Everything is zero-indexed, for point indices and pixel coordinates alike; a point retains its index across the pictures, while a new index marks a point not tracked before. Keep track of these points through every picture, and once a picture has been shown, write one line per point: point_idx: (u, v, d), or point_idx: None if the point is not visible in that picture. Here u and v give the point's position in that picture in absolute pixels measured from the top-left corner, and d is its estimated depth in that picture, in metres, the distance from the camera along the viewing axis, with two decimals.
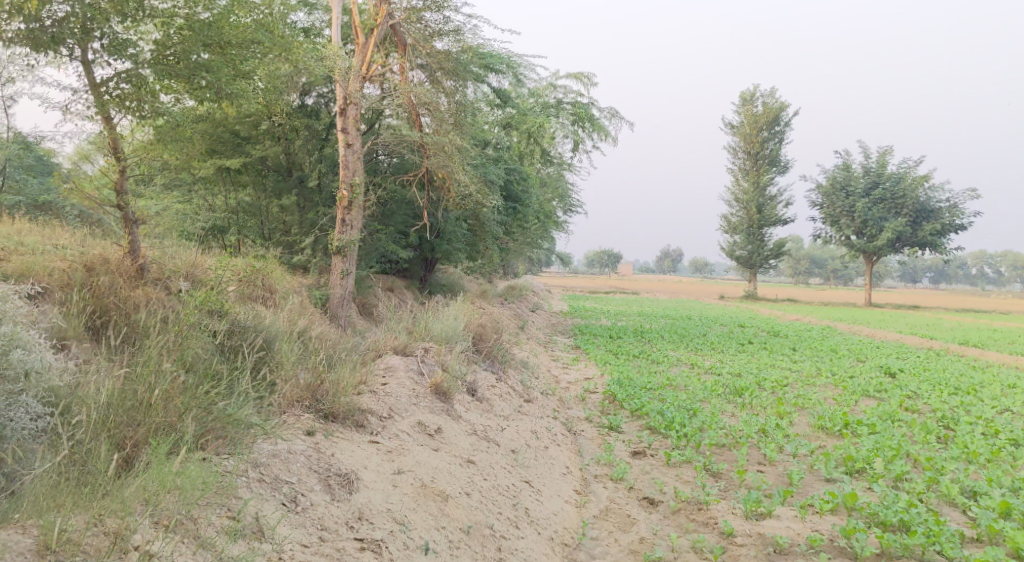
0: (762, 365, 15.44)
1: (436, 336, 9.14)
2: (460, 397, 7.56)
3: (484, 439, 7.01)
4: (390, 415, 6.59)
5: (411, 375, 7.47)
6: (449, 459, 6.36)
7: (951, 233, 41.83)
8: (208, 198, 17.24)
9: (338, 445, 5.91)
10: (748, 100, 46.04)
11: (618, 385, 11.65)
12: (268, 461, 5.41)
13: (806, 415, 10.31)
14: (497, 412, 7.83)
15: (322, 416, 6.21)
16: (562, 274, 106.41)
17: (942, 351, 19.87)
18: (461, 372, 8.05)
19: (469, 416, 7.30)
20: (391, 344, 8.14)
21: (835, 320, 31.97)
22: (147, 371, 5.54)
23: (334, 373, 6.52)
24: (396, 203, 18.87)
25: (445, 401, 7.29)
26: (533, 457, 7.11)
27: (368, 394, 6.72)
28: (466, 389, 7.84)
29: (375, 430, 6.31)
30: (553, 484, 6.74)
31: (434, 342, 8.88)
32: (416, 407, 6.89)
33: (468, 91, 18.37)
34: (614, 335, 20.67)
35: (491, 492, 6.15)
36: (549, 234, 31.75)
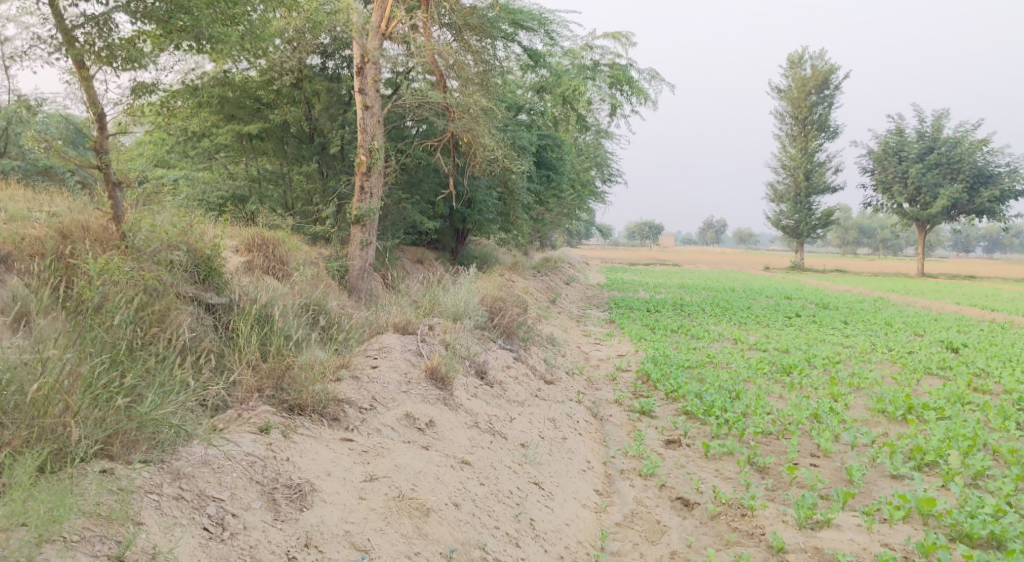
0: (810, 340, 14.34)
1: (449, 311, 8.32)
2: (464, 382, 6.74)
3: (488, 433, 6.17)
4: (372, 406, 5.79)
5: (410, 357, 6.68)
6: (438, 459, 5.51)
7: (1011, 198, 39.65)
8: (228, 167, 16.45)
9: (299, 447, 5.10)
10: (795, 62, 44.00)
11: (654, 363, 10.73)
12: (198, 470, 4.59)
13: (864, 398, 9.27)
14: (508, 398, 6.99)
15: (287, 409, 5.44)
16: (603, 246, 104.91)
17: (1008, 323, 18.43)
18: (470, 352, 7.24)
19: (474, 404, 6.47)
20: (392, 320, 7.33)
21: (887, 291, 30.43)
22: (45, 359, 4.69)
23: (304, 358, 5.76)
24: (422, 171, 18.08)
25: (445, 387, 6.47)
26: (545, 453, 6.24)
27: (348, 381, 5.96)
28: (473, 373, 7.02)
29: (350, 425, 5.52)
30: (567, 486, 5.87)
31: (442, 318, 8.09)
32: (406, 397, 6.09)
33: (496, 51, 17.36)
34: (652, 308, 19.68)
35: (484, 501, 5.28)
36: (588, 204, 30.71)
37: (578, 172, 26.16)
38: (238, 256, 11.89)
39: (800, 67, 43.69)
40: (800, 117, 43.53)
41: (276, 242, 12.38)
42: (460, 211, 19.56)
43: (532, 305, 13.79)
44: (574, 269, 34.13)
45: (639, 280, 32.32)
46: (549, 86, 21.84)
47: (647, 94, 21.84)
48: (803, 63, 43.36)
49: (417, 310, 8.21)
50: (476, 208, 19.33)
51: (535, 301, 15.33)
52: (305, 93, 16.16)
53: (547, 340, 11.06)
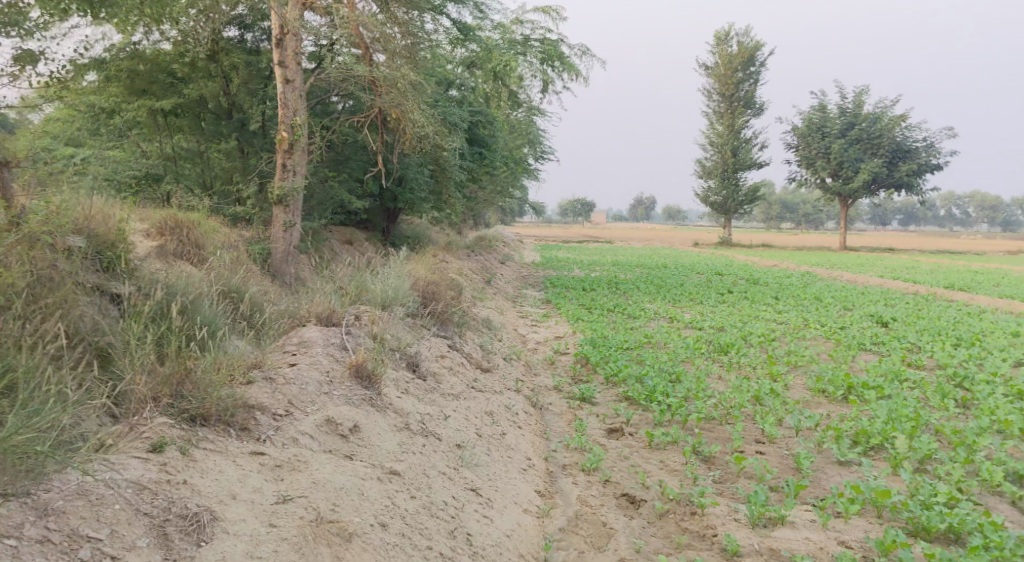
0: (744, 317, 14.35)
1: (378, 298, 7.81)
2: (393, 377, 6.28)
3: (419, 434, 5.75)
4: (287, 412, 5.30)
5: (333, 353, 6.19)
6: (364, 469, 5.06)
7: (927, 173, 41.04)
8: (138, 144, 15.47)
9: (200, 465, 4.59)
10: (722, 40, 44.40)
11: (592, 345, 10.47)
12: (71, 505, 4.04)
13: (802, 377, 9.20)
14: (442, 392, 6.56)
15: (188, 419, 4.93)
16: (535, 224, 104.90)
17: (930, 296, 18.92)
18: (400, 343, 6.78)
19: (404, 403, 6.02)
20: (315, 310, 6.78)
21: (812, 265, 31.11)
22: None
23: (209, 360, 5.21)
24: (348, 148, 17.37)
25: (370, 385, 5.99)
26: (482, 453, 5.86)
27: (261, 384, 5.45)
28: (404, 367, 6.57)
29: (262, 436, 5.02)
30: (506, 489, 5.51)
31: (371, 305, 7.59)
32: (327, 400, 5.61)
33: (423, 24, 16.71)
34: (587, 286, 19.49)
35: (415, 514, 4.86)
36: (520, 182, 30.31)
37: (511, 150, 25.71)
38: (149, 241, 11.09)
39: (727, 44, 44.07)
40: (728, 94, 43.99)
41: (192, 225, 11.62)
42: (391, 189, 18.91)
43: (466, 287, 13.37)
44: (507, 248, 33.78)
45: (572, 258, 32.21)
46: (479, 61, 21.26)
47: (579, 70, 21.49)
48: (730, 40, 43.80)
49: (344, 296, 7.67)
50: (406, 187, 18.72)
51: (470, 283, 14.90)
52: (222, 67, 15.22)
53: (483, 324, 10.66)
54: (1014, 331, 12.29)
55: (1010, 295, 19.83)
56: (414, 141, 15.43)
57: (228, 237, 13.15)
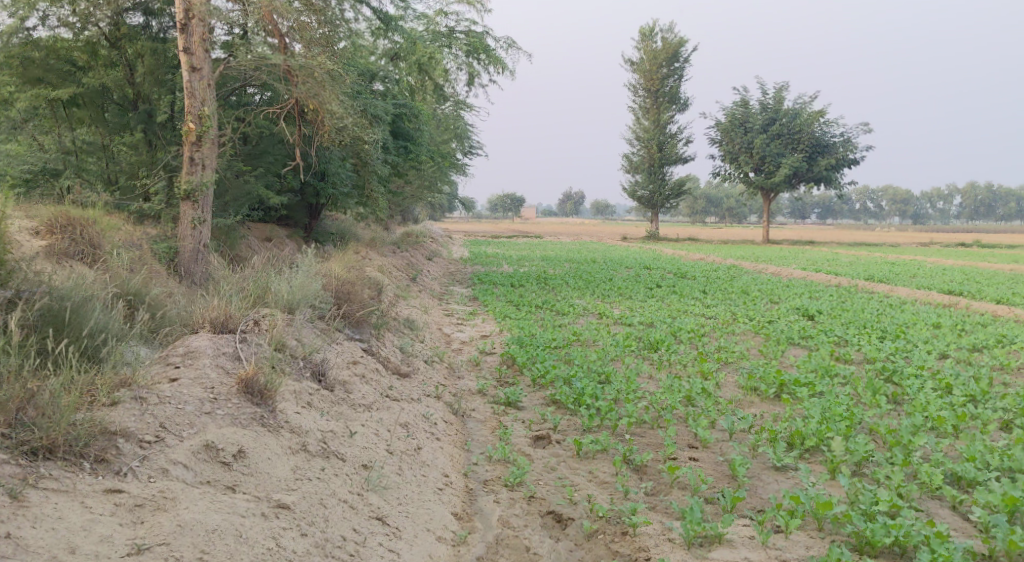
0: (673, 311, 14.20)
1: (282, 301, 7.17)
2: (293, 390, 5.71)
3: (319, 455, 5.22)
4: (157, 438, 4.75)
5: (223, 364, 5.60)
6: (246, 504, 4.53)
7: (845, 167, 42.20)
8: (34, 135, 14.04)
9: (33, 513, 4.03)
10: (647, 35, 44.61)
11: (519, 343, 10.06)
12: None
13: (733, 374, 9.00)
14: (349, 403, 6.02)
15: (30, 452, 4.36)
16: (464, 219, 104.09)
17: (852, 288, 19.22)
18: (304, 350, 6.21)
19: (303, 419, 5.46)
20: (207, 315, 6.11)
21: (737, 257, 31.52)
22: None
23: (62, 380, 4.63)
24: (264, 141, 16.51)
25: (258, 399, 5.39)
26: (392, 472, 5.36)
27: (128, 406, 4.86)
28: (309, 376, 6.02)
29: (121, 469, 4.48)
30: (417, 512, 5.04)
31: (273, 308, 6.95)
32: (209, 421, 5.03)
33: (341, 12, 15.98)
34: (515, 282, 19.12)
35: (303, 556, 4.34)
36: (448, 176, 29.69)
37: (437, 143, 25.09)
38: (36, 240, 10.16)
39: (651, 40, 44.33)
40: (653, 89, 44.31)
41: (88, 222, 10.73)
42: (312, 184, 18.08)
43: (389, 285, 12.80)
44: (435, 243, 33.13)
45: (501, 253, 31.82)
46: (403, 52, 20.56)
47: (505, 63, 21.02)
48: (654, 36, 44.01)
49: (245, 297, 7.03)
50: (328, 181, 17.93)
51: (393, 281, 14.32)
52: (126, 54, 14.28)
53: (404, 325, 10.12)
54: (935, 323, 12.49)
55: (927, 285, 20.40)
56: (333, 133, 14.68)
57: (130, 235, 12.22)
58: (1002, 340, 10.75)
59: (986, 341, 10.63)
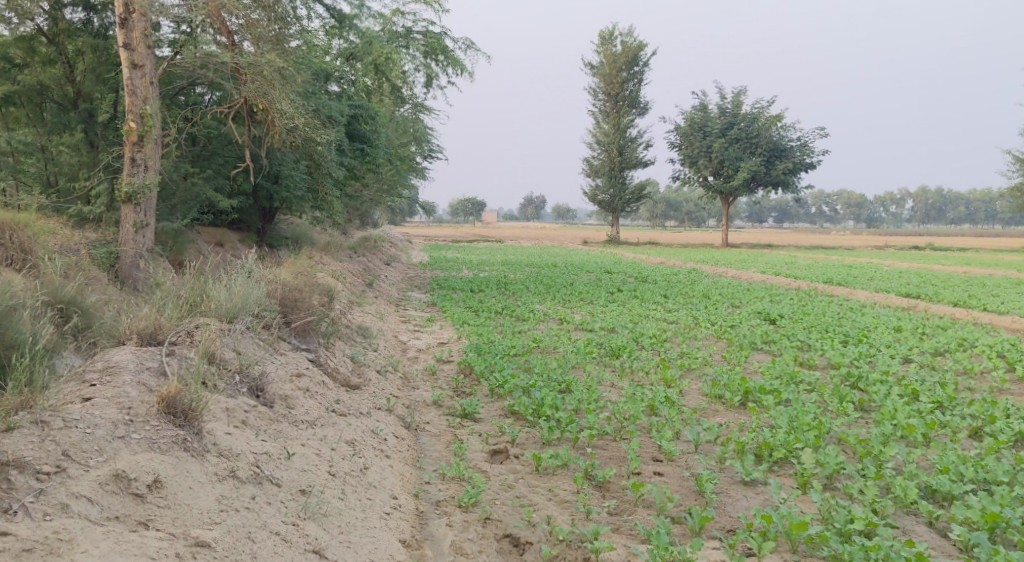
0: (634, 316, 13.98)
1: (220, 310, 6.72)
2: (224, 408, 5.29)
3: (250, 482, 4.81)
4: (57, 469, 4.30)
5: (144, 382, 5.17)
6: (157, 542, 4.11)
7: (802, 171, 42.70)
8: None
9: None
10: (606, 39, 44.67)
11: (477, 351, 9.73)
12: None
13: (697, 381, 8.78)
14: (288, 420, 5.62)
15: None
16: (424, 224, 103.29)
17: (812, 291, 19.29)
18: (240, 364, 5.78)
19: (233, 441, 5.05)
20: (135, 327, 5.71)
21: (698, 261, 31.57)
22: None
23: None
24: (213, 143, 15.91)
25: (179, 419, 4.95)
26: (331, 496, 4.98)
27: (25, 434, 4.41)
28: (244, 392, 5.61)
29: (11, 508, 4.04)
30: (360, 542, 4.69)
31: (210, 318, 6.49)
32: (121, 447, 4.60)
33: (293, 9, 15.48)
34: (474, 287, 18.78)
35: None
36: (407, 179, 29.23)
37: (395, 146, 24.64)
38: None
39: (611, 44, 44.38)
40: (612, 93, 44.37)
41: (18, 228, 10.09)
42: (265, 187, 17.46)
43: (342, 291, 12.37)
44: (394, 248, 32.63)
45: (461, 257, 31.44)
46: (359, 53, 20.08)
47: (464, 65, 20.69)
48: (614, 40, 44.09)
49: (179, 306, 6.58)
50: (282, 184, 17.34)
51: (348, 287, 13.88)
52: (65, 51, 13.59)
53: (356, 333, 9.71)
54: (896, 327, 12.47)
55: (884, 288, 20.60)
56: (284, 134, 14.16)
57: (66, 240, 11.54)
58: (963, 344, 10.75)
59: (948, 345, 10.61)
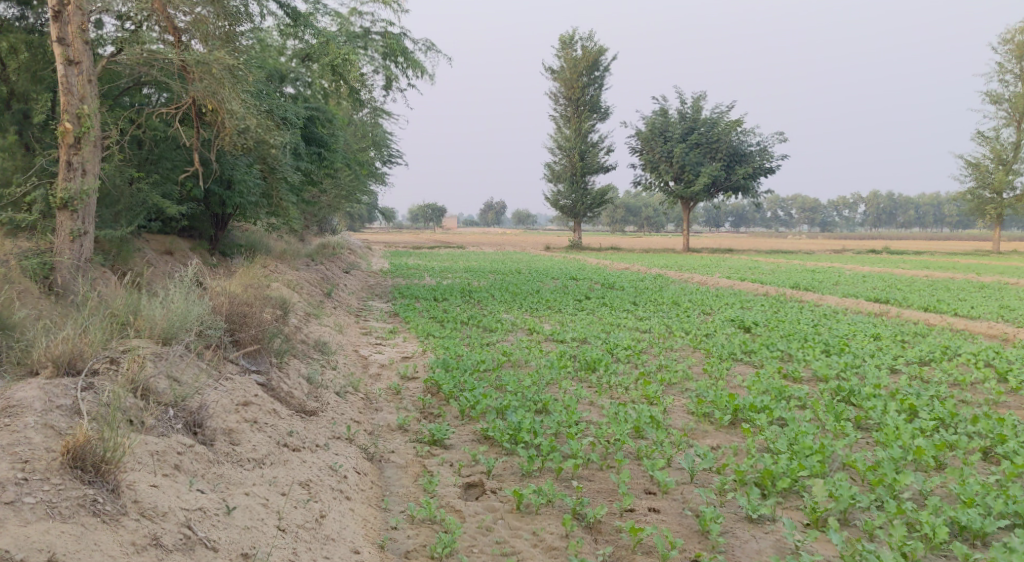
0: (606, 325, 13.48)
1: (156, 328, 6.03)
2: (154, 453, 4.67)
3: (178, 549, 4.16)
4: None
5: (53, 425, 4.54)
6: None
7: (762, 176, 42.88)
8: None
9: None
10: (567, 44, 44.36)
11: (444, 367, 9.10)
12: None
13: (681, 398, 8.34)
14: (230, 462, 5.03)
15: None
16: (383, 230, 101.94)
17: (782, 297, 19.09)
18: (174, 397, 5.17)
19: (158, 496, 4.40)
20: (49, 354, 5.11)
21: (663, 267, 31.33)
22: None
23: None
24: (159, 147, 14.89)
25: (87, 472, 4.28)
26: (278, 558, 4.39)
27: None
28: (178, 429, 4.99)
29: None
30: None
31: (144, 341, 5.80)
32: (9, 516, 3.92)
33: (244, 5, 14.68)
34: (438, 295, 18.10)
35: None
36: (367, 185, 28.47)
37: (353, 150, 23.84)
38: None
39: (571, 48, 44.06)
40: (574, 98, 44.05)
41: None
42: (217, 192, 16.59)
43: (298, 303, 11.60)
44: (353, 255, 31.73)
45: (422, 264, 30.72)
46: (315, 54, 19.25)
47: (424, 67, 20.03)
48: (574, 44, 43.80)
49: (110, 325, 5.90)
50: (235, 190, 16.51)
51: (303, 298, 13.08)
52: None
53: (313, 349, 8.99)
54: (873, 335, 12.16)
55: (852, 294, 20.44)
56: (235, 137, 13.26)
57: None
58: (946, 352, 10.44)
59: (932, 354, 10.29)
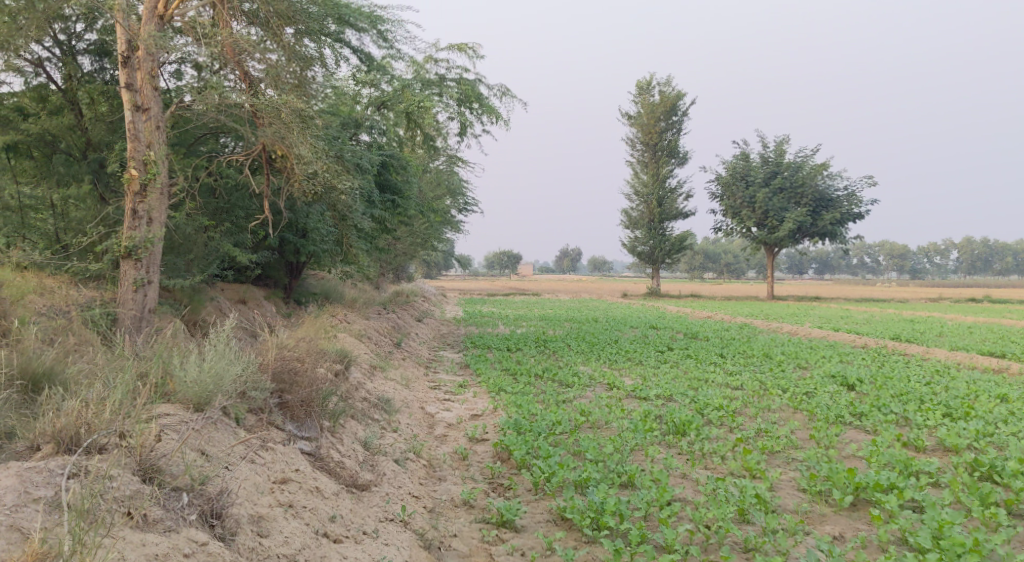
0: (693, 381, 12.37)
1: (188, 392, 5.65)
2: (153, 558, 4.34)
3: None
4: None
5: (20, 526, 4.33)
6: None
7: (850, 221, 40.88)
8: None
9: None
10: (644, 89, 43.80)
11: (516, 428, 8.23)
12: None
13: (786, 471, 7.28)
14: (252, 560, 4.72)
15: None
16: (459, 278, 102.09)
17: (884, 350, 17.49)
18: (193, 480, 4.86)
19: None
20: (51, 430, 4.87)
21: (748, 316, 29.71)
22: None
23: None
24: (228, 193, 14.67)
25: None
26: None
27: None
28: (191, 522, 4.68)
29: None
30: None
31: (171, 408, 5.47)
32: None
33: (317, 52, 14.55)
34: (511, 346, 17.31)
35: None
36: (442, 233, 28.07)
37: (428, 198, 23.52)
38: None
39: (648, 94, 43.49)
40: (651, 143, 43.26)
41: None
42: (291, 240, 16.40)
43: (363, 355, 10.96)
44: (427, 303, 31.14)
45: (497, 312, 29.95)
46: (390, 101, 19.04)
47: (499, 113, 19.56)
48: (652, 89, 43.18)
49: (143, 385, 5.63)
50: (309, 238, 16.32)
51: (371, 349, 12.57)
52: (77, 101, 12.75)
53: (375, 407, 8.28)
54: (1000, 396, 10.71)
55: (963, 346, 18.60)
56: (304, 183, 12.77)
57: (56, 300, 10.25)
58: None
59: None
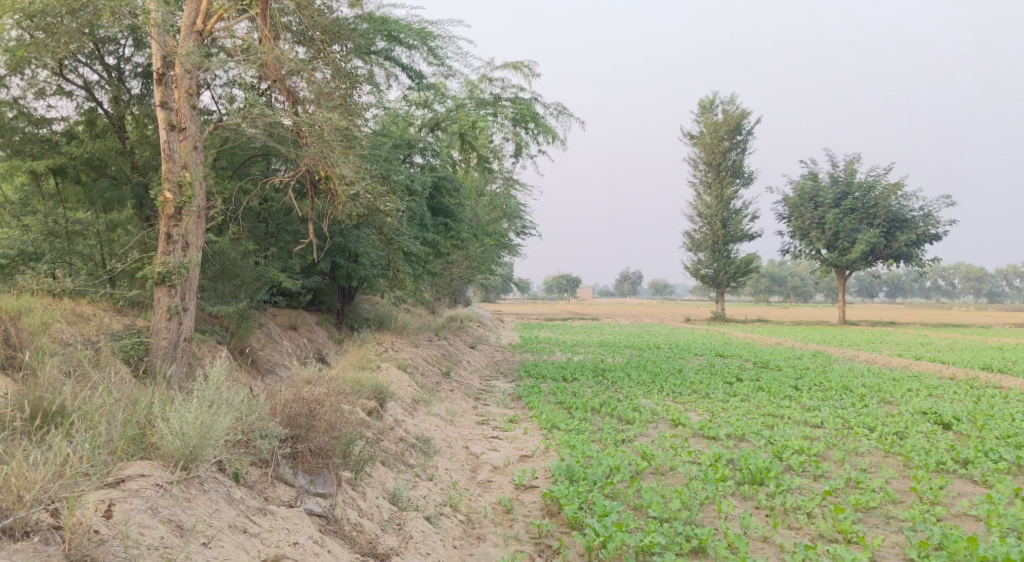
0: (767, 418, 11.21)
1: (169, 447, 5.18)
2: None
3: None
4: None
5: None
6: None
7: (928, 242, 38.68)
8: (18, 216, 11.43)
9: None
10: (707, 108, 42.56)
11: (569, 474, 7.24)
12: None
13: (886, 534, 6.24)
14: None
15: None
16: (517, 301, 101.08)
17: (977, 382, 15.90)
18: None
19: None
20: None
21: (822, 343, 28.02)
22: None
23: None
24: (275, 217, 14.22)
25: None
26: None
27: None
28: None
29: None
30: None
31: (146, 468, 5.04)
32: None
33: (365, 70, 14.04)
34: (567, 374, 16.38)
35: None
36: (498, 258, 27.28)
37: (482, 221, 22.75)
38: None
39: (712, 112, 42.20)
40: (714, 163, 41.89)
41: (8, 321, 8.18)
42: (341, 265, 15.85)
43: (406, 388, 10.19)
44: (482, 328, 30.24)
45: (554, 337, 28.86)
46: (443, 122, 18.41)
47: (556, 133, 18.77)
48: (715, 108, 41.91)
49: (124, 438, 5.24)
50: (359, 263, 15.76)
51: (417, 380, 11.89)
52: (122, 126, 12.40)
53: (412, 449, 7.51)
54: None
55: None
56: (349, 206, 12.21)
57: (87, 329, 9.75)
58: None
59: None
